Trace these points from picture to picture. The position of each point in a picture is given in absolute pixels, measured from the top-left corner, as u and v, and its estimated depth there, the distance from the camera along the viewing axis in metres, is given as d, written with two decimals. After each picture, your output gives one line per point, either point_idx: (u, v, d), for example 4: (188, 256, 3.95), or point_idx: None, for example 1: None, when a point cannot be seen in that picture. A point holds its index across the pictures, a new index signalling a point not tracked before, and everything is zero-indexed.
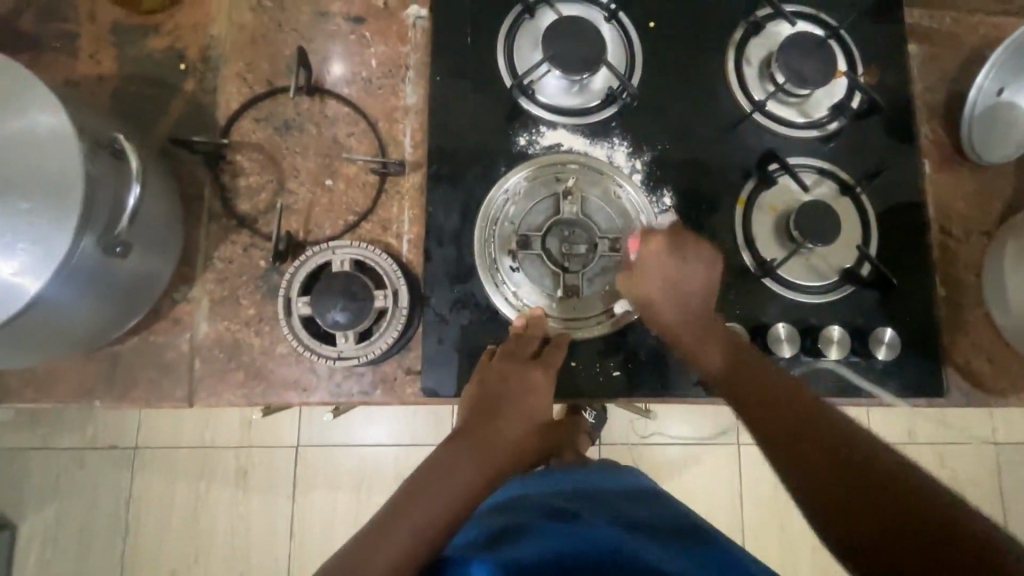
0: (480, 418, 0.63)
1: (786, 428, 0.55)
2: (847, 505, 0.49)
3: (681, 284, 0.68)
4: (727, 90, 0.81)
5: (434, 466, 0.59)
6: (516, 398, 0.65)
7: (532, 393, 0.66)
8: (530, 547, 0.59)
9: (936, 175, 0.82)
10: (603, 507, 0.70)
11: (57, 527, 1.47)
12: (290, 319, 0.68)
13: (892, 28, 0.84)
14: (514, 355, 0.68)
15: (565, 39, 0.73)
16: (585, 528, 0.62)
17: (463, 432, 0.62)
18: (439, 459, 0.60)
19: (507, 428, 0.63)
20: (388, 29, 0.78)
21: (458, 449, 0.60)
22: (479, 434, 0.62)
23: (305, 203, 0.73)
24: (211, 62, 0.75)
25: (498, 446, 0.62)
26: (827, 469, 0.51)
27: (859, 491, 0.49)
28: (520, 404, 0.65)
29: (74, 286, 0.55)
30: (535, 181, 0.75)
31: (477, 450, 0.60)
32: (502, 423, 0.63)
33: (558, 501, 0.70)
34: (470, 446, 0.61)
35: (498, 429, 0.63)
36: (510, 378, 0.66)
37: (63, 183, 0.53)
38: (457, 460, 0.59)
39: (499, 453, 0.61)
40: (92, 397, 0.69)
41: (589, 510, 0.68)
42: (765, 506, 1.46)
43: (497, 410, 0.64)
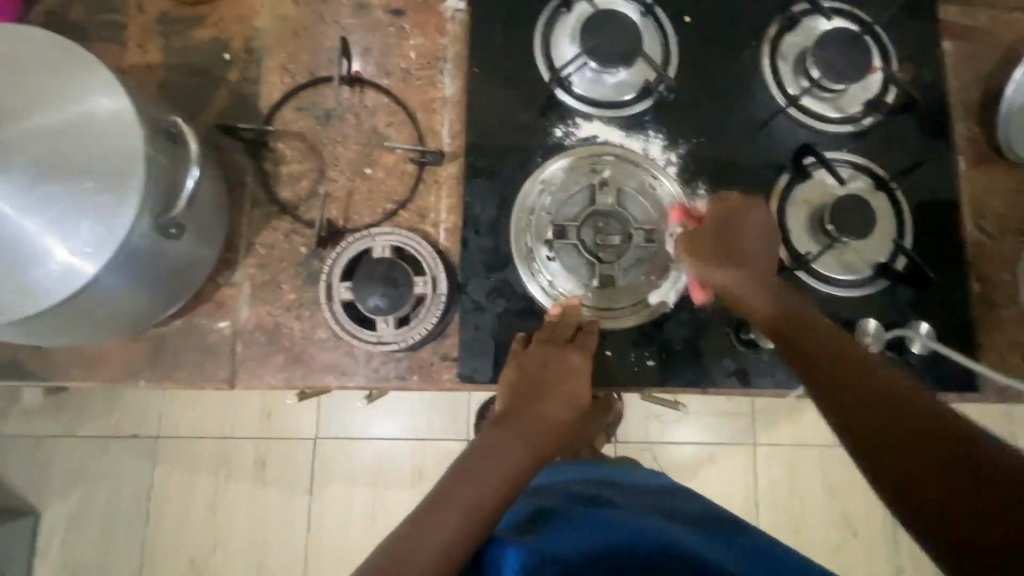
0: (523, 404, 0.64)
1: (836, 378, 0.55)
2: (891, 453, 0.48)
3: (744, 240, 0.67)
4: (762, 85, 0.81)
5: (480, 449, 0.60)
6: (558, 385, 0.66)
7: (574, 380, 0.67)
8: (567, 532, 0.60)
9: (971, 172, 0.82)
10: (629, 497, 0.71)
11: (80, 513, 1.49)
12: (332, 303, 0.69)
13: (927, 25, 0.84)
14: (555, 343, 0.69)
15: (603, 32, 0.74)
16: (619, 516, 0.63)
17: (507, 415, 0.63)
18: (485, 443, 0.60)
19: (551, 413, 0.64)
20: (427, 22, 0.79)
21: (503, 432, 0.61)
22: (524, 418, 0.63)
23: (345, 191, 0.75)
24: (255, 53, 0.77)
25: (544, 430, 0.62)
26: (875, 418, 0.51)
27: (904, 440, 0.48)
28: (563, 390, 0.66)
29: (131, 267, 0.56)
30: (571, 173, 0.76)
31: (523, 434, 0.61)
32: (545, 408, 0.64)
33: (587, 490, 0.71)
34: (515, 430, 0.61)
35: (541, 414, 0.63)
36: (552, 365, 0.67)
37: (125, 164, 0.54)
38: (504, 444, 0.60)
39: (545, 438, 0.62)
40: (136, 377, 0.70)
41: (618, 500, 0.69)
42: (782, 506, 1.46)
43: (540, 396, 0.65)
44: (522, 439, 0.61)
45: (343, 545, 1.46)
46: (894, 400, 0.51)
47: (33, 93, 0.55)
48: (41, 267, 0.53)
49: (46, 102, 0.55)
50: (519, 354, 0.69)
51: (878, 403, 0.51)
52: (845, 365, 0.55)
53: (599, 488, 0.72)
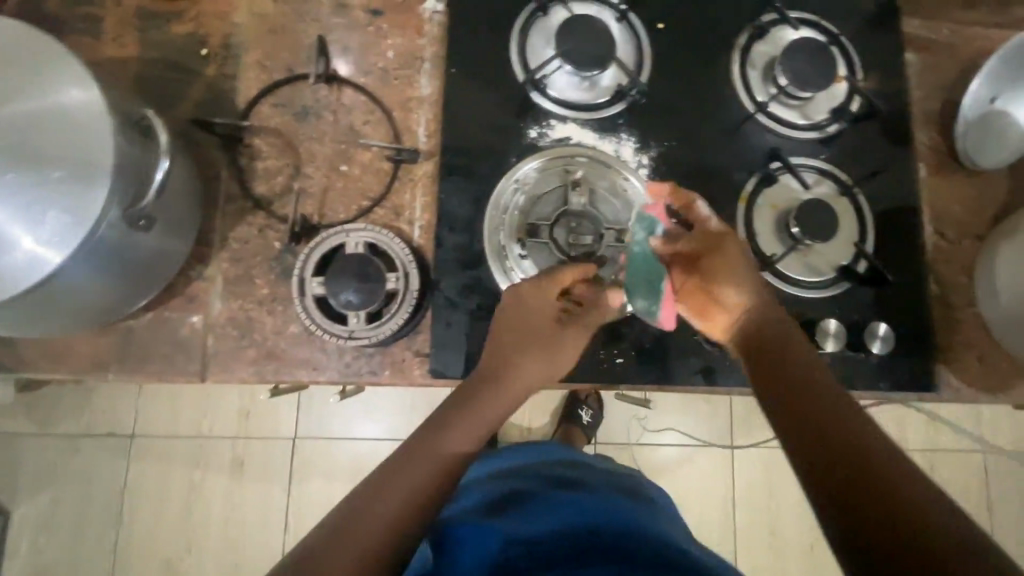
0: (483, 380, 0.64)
1: (800, 410, 0.54)
2: (832, 481, 0.48)
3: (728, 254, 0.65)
4: (732, 91, 0.83)
5: (432, 425, 0.60)
6: (519, 355, 0.66)
7: (541, 345, 0.67)
8: (536, 515, 0.61)
9: (931, 179, 0.85)
10: (598, 480, 0.73)
11: (51, 512, 1.47)
12: (304, 298, 0.70)
13: (892, 37, 0.88)
14: (538, 291, 0.67)
15: (578, 36, 0.76)
16: (587, 498, 0.64)
17: (464, 392, 0.63)
18: (437, 419, 0.61)
19: (506, 387, 0.65)
20: (406, 22, 0.80)
21: (457, 408, 0.62)
22: (479, 393, 0.63)
23: (320, 187, 0.75)
24: (233, 49, 0.77)
25: (493, 408, 0.63)
26: (826, 448, 0.51)
27: (848, 469, 0.48)
28: (525, 363, 0.66)
29: (98, 257, 0.57)
30: (545, 173, 0.78)
31: (474, 412, 0.62)
32: (502, 384, 0.64)
33: (559, 473, 0.73)
34: (468, 404, 0.62)
35: (498, 390, 0.64)
36: (524, 327, 0.67)
37: (93, 155, 0.54)
38: (454, 421, 0.60)
39: (493, 415, 0.63)
40: (105, 370, 0.70)
41: (589, 483, 0.70)
42: (757, 505, 1.48)
43: (501, 371, 0.65)
44: (473, 416, 0.62)
45: None
46: (850, 434, 0.51)
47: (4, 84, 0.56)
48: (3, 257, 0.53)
49: (17, 93, 0.55)
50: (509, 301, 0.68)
51: (830, 434, 0.51)
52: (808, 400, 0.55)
53: (570, 472, 0.73)
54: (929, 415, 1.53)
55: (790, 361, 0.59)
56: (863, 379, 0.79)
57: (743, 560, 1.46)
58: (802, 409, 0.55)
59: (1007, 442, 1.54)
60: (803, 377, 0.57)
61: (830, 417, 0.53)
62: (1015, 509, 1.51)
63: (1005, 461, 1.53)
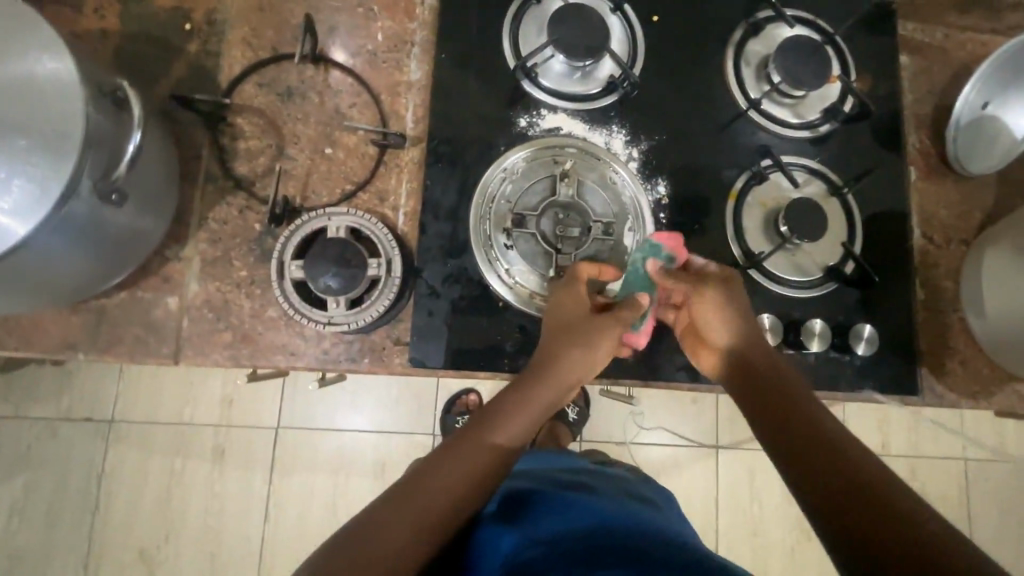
0: (525, 385, 0.63)
1: (806, 446, 0.56)
2: (841, 512, 0.50)
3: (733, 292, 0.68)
4: (725, 87, 0.83)
5: (472, 430, 0.59)
6: (568, 356, 0.64)
7: (592, 345, 0.65)
8: (549, 516, 0.59)
9: (921, 182, 0.85)
10: (606, 485, 0.71)
11: (26, 497, 1.44)
12: (282, 282, 0.68)
13: (887, 39, 0.87)
14: (573, 292, 0.68)
15: (571, 25, 0.75)
16: (603, 503, 0.62)
17: (507, 395, 0.62)
18: (477, 424, 0.60)
19: (553, 389, 0.63)
20: (396, 5, 0.79)
21: (499, 412, 0.61)
22: (525, 397, 0.62)
23: (304, 169, 0.74)
24: (218, 25, 0.75)
25: (539, 414, 0.62)
26: (833, 479, 0.52)
27: (857, 496, 0.50)
28: (573, 365, 0.64)
29: (66, 231, 0.55)
30: (533, 163, 0.77)
31: (517, 418, 0.60)
32: (549, 388, 0.63)
33: (568, 477, 0.70)
34: (513, 410, 0.61)
35: (545, 393, 0.63)
36: (571, 328, 0.66)
37: (62, 125, 0.53)
38: (496, 426, 0.59)
39: (536, 418, 0.62)
40: (75, 350, 0.68)
41: (599, 488, 0.68)
42: (740, 506, 1.48)
43: (548, 374, 0.63)
44: (518, 421, 0.60)
45: (300, 536, 1.44)
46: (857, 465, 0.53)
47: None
48: None
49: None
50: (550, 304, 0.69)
51: (838, 464, 0.53)
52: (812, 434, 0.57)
53: (578, 476, 0.72)
54: (912, 421, 1.54)
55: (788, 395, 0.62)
56: (846, 381, 0.78)
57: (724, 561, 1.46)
58: (804, 444, 0.57)
59: (988, 448, 1.56)
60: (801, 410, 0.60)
61: (836, 449, 0.55)
62: (993, 515, 1.53)
63: (985, 468, 1.55)
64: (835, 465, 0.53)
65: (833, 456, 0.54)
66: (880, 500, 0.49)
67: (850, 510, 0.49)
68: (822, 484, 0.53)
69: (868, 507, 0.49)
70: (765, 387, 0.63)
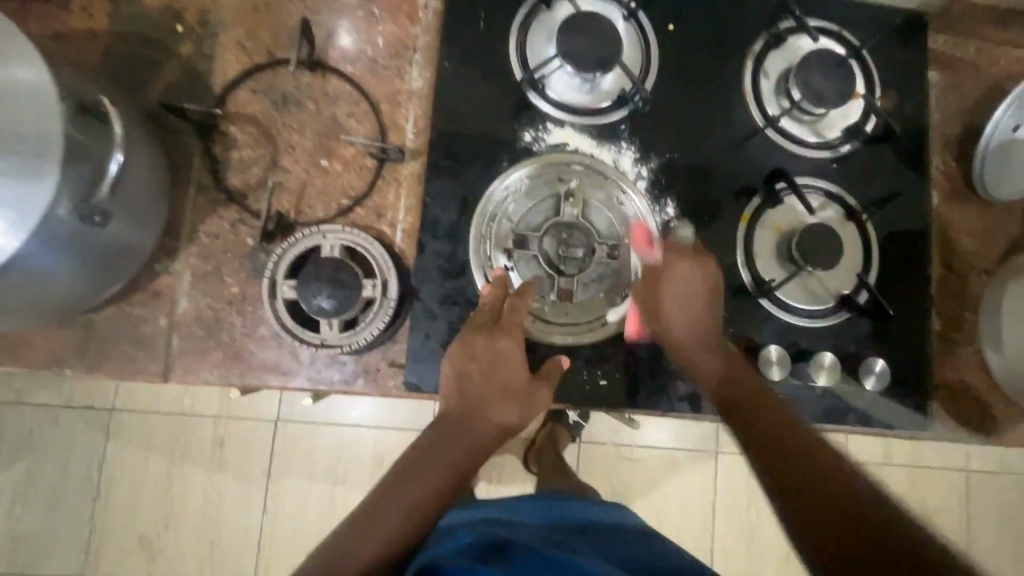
0: (441, 434, 0.62)
1: (777, 455, 0.59)
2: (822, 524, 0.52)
3: (694, 297, 0.69)
4: (743, 102, 0.79)
5: (392, 481, 0.59)
6: (490, 405, 0.63)
7: (514, 390, 0.64)
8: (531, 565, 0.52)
9: (943, 207, 0.81)
10: (596, 550, 0.64)
11: (25, 483, 1.44)
12: (274, 301, 0.66)
13: (916, 54, 0.82)
14: (490, 336, 0.64)
15: (582, 34, 0.71)
16: (593, 560, 0.55)
17: (423, 446, 0.61)
18: (396, 478, 0.59)
19: (474, 434, 0.62)
20: (398, 7, 0.75)
21: (416, 462, 0.60)
22: (440, 444, 0.61)
23: (298, 182, 0.71)
24: (211, 27, 0.72)
25: (483, 444, 0.62)
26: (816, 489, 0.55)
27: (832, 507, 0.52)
28: (496, 409, 0.63)
29: (48, 254, 0.53)
30: (538, 180, 0.74)
31: (436, 464, 0.60)
32: (467, 435, 0.62)
33: (555, 538, 0.64)
34: (429, 458, 0.60)
35: (463, 442, 0.61)
36: (491, 375, 0.63)
37: (40, 148, 0.50)
38: (416, 476, 0.59)
39: (458, 461, 0.61)
40: (63, 365, 0.66)
41: (587, 551, 0.61)
42: (737, 513, 1.47)
43: (468, 422, 0.62)
44: (437, 466, 0.60)
45: (298, 528, 1.45)
46: (838, 476, 0.55)
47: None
48: None
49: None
50: (451, 353, 0.64)
51: (808, 473, 0.56)
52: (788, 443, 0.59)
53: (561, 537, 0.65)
54: None
55: (763, 402, 0.64)
56: (854, 415, 0.76)
57: (719, 563, 1.46)
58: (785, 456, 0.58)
59: (991, 462, 1.54)
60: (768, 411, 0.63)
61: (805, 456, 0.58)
62: (992, 527, 1.52)
63: (987, 481, 1.53)
64: (819, 485, 0.54)
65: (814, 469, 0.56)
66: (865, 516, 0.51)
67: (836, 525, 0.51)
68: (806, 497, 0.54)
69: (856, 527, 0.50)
70: (732, 386, 0.66)
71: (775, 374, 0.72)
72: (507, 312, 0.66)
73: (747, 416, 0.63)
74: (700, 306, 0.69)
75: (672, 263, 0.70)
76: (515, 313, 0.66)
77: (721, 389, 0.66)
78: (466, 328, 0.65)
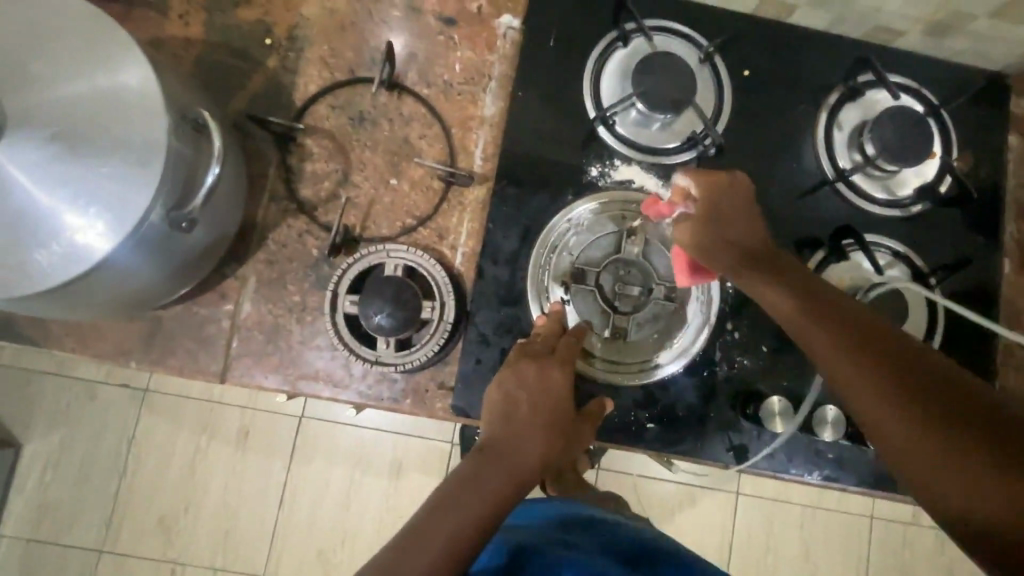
0: (482, 461, 0.58)
1: (874, 356, 0.50)
2: (937, 428, 0.45)
3: (731, 215, 0.62)
4: (813, 153, 0.78)
5: (432, 512, 0.53)
6: (534, 431, 0.61)
7: (557, 416, 0.63)
8: None
9: (1015, 277, 0.78)
10: (610, 542, 0.66)
11: (58, 454, 1.48)
12: (335, 315, 0.68)
13: (996, 118, 0.80)
14: (540, 365, 0.65)
15: (658, 74, 0.71)
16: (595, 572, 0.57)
17: (464, 474, 0.57)
18: (431, 511, 0.54)
19: (518, 458, 0.59)
20: (477, 34, 0.76)
21: (455, 491, 0.55)
22: (482, 471, 0.57)
23: (366, 198, 0.72)
24: (297, 42, 0.74)
25: (526, 468, 0.59)
26: (964, 429, 0.45)
27: (937, 400, 0.46)
28: (540, 438, 0.61)
29: (138, 257, 0.55)
30: (601, 215, 0.74)
31: (482, 490, 0.55)
32: (510, 461, 0.58)
33: (571, 536, 0.66)
34: (472, 486, 0.56)
35: (506, 470, 0.57)
36: (536, 403, 0.63)
37: (142, 155, 0.52)
38: (460, 504, 0.54)
39: (503, 488, 0.56)
40: (128, 357, 0.69)
41: (599, 549, 0.63)
42: (756, 559, 1.43)
43: (512, 447, 0.59)
44: (483, 492, 0.55)
45: (314, 526, 1.46)
46: (929, 365, 0.48)
47: (46, 65, 0.52)
48: (40, 250, 0.52)
49: (61, 75, 0.52)
50: (500, 376, 0.64)
51: (901, 366, 0.49)
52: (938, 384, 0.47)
53: (574, 533, 0.66)
54: None
55: (837, 301, 0.55)
56: None
57: None
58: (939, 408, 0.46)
59: None
60: (846, 307, 0.54)
61: (901, 353, 0.50)
62: None
63: None
64: (917, 385, 0.47)
65: (1000, 424, 0.44)
66: (968, 414, 0.45)
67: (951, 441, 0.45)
68: (914, 395, 0.47)
69: (962, 427, 0.45)
70: (824, 298, 0.55)
71: (829, 436, 0.69)
72: (561, 345, 0.67)
73: (834, 317, 0.53)
74: (745, 228, 0.62)
75: (711, 198, 0.62)
76: (569, 347, 0.67)
77: (803, 305, 0.55)
78: (517, 356, 0.66)
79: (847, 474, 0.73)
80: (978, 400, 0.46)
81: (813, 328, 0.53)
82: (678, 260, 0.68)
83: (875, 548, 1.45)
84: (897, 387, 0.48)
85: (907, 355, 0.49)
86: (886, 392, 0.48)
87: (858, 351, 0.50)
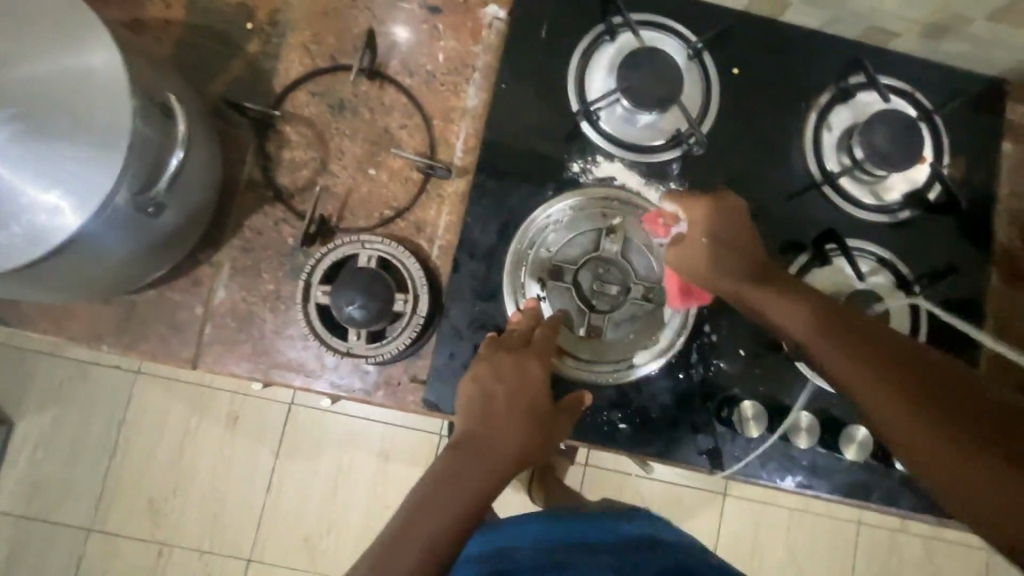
0: (460, 461, 0.56)
1: (885, 372, 0.51)
2: (955, 439, 0.47)
3: (722, 229, 0.62)
4: (800, 155, 0.76)
5: (410, 517, 0.52)
6: (512, 429, 0.59)
7: (535, 412, 0.61)
8: None
9: (1000, 287, 0.77)
10: (596, 554, 0.61)
11: (48, 432, 1.49)
12: (307, 305, 0.67)
13: (990, 124, 0.79)
14: (518, 359, 0.64)
15: (643, 70, 0.69)
16: None
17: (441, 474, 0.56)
18: (410, 515, 0.53)
19: (495, 457, 0.57)
20: (462, 24, 0.75)
21: (435, 495, 0.54)
22: (463, 472, 0.56)
23: (344, 188, 0.72)
24: (279, 27, 0.73)
25: (503, 468, 0.57)
26: (984, 437, 0.46)
27: (950, 408, 0.48)
28: (518, 435, 0.59)
29: (103, 242, 0.54)
30: (581, 212, 0.73)
31: (459, 493, 0.54)
32: (489, 462, 0.57)
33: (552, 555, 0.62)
34: (449, 487, 0.55)
35: (484, 472, 0.56)
36: (515, 399, 0.61)
37: (107, 139, 0.51)
38: (436, 509, 0.53)
39: (480, 491, 0.55)
40: (101, 340, 0.69)
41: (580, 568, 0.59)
42: (740, 559, 1.43)
43: (489, 446, 0.58)
44: (460, 494, 0.54)
45: (299, 512, 1.47)
46: (935, 371, 0.50)
47: (15, 44, 0.52)
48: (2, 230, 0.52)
49: (28, 54, 0.52)
50: (477, 370, 0.62)
51: (908, 379, 0.50)
52: (949, 392, 0.49)
53: (558, 551, 0.63)
54: None
55: (841, 315, 0.55)
56: (881, 492, 0.72)
57: None
58: (961, 418, 0.47)
59: None
60: (848, 324, 0.54)
61: (910, 366, 0.51)
62: None
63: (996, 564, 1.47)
64: (932, 400, 0.49)
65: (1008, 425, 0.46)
66: (981, 423, 0.47)
67: (966, 448, 0.46)
68: (927, 407, 0.48)
69: (977, 434, 0.47)
70: (830, 314, 0.55)
71: (803, 443, 0.70)
72: (538, 338, 0.66)
73: (842, 337, 0.53)
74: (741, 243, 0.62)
75: (699, 217, 0.63)
76: (546, 340, 0.66)
77: (810, 326, 0.55)
78: (493, 348, 0.65)
79: (820, 481, 0.72)
80: (982, 400, 0.48)
81: (828, 346, 0.53)
82: (671, 285, 0.68)
83: (860, 552, 1.45)
84: (914, 403, 0.49)
85: (915, 365, 0.51)
86: (901, 409, 0.49)
87: (878, 365, 0.51)
